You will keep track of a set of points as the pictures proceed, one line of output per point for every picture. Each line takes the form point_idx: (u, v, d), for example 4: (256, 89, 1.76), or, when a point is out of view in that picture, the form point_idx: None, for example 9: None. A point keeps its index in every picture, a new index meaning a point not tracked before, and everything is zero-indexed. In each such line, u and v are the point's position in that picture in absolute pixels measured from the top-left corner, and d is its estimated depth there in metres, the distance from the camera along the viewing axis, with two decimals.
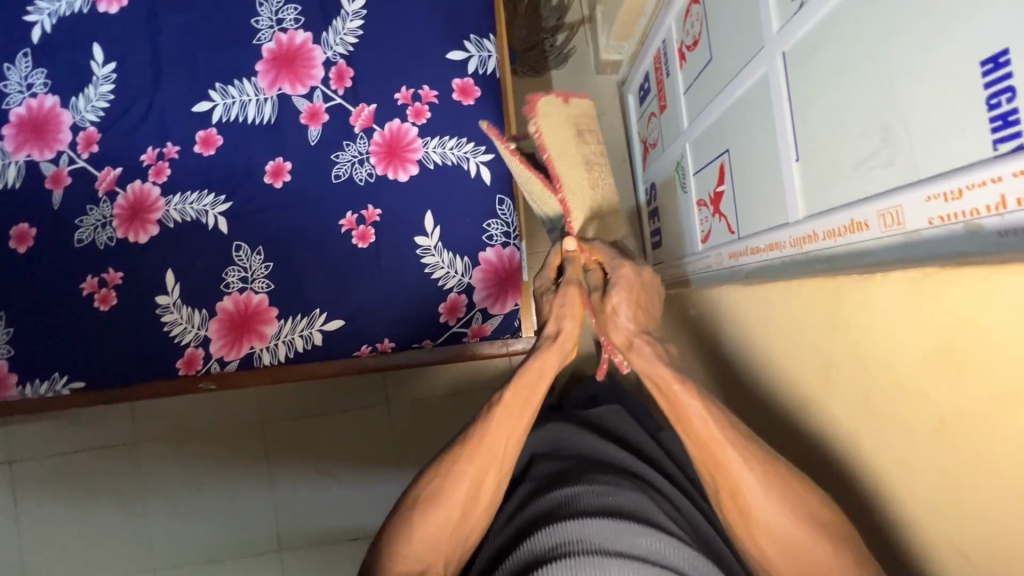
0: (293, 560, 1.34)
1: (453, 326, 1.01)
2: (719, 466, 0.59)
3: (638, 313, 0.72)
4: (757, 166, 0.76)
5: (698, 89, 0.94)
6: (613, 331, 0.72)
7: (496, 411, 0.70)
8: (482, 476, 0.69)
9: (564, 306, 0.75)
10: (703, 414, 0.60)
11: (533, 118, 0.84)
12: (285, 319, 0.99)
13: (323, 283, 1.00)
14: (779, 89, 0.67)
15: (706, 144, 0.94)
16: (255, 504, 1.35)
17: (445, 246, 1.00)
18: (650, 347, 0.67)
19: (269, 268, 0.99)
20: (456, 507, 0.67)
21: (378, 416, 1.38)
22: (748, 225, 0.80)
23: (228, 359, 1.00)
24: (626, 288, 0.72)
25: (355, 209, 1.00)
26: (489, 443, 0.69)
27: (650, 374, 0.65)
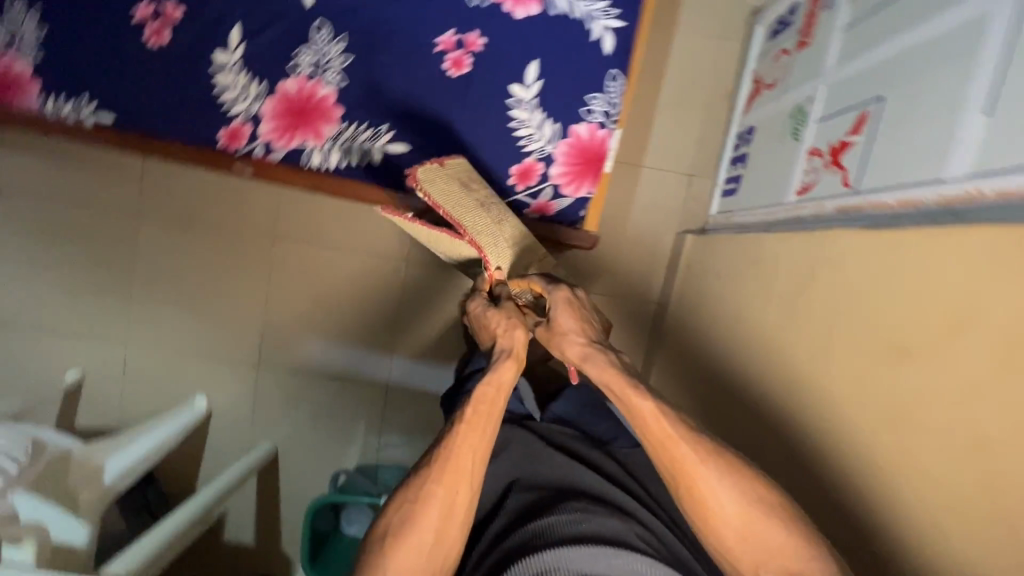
0: (267, 380, 1.33)
1: (518, 193, 0.94)
2: (679, 468, 0.68)
3: (584, 325, 0.81)
4: (920, 110, 0.69)
5: (871, 21, 0.84)
6: (566, 347, 0.79)
7: (457, 429, 0.74)
8: (452, 495, 0.70)
9: (510, 324, 0.81)
10: (654, 412, 0.71)
11: (417, 188, 0.82)
12: (348, 123, 0.90)
13: (398, 100, 0.90)
14: (994, 31, 0.60)
15: (855, 84, 0.85)
16: (244, 315, 1.31)
17: (539, 104, 0.91)
18: (604, 355, 0.76)
19: (348, 60, 0.89)
20: (428, 534, 0.68)
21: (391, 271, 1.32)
22: (875, 179, 0.75)
23: (275, 147, 0.92)
24: (569, 305, 0.81)
25: (458, 30, 0.89)
26: (455, 461, 0.72)
27: (604, 378, 0.75)
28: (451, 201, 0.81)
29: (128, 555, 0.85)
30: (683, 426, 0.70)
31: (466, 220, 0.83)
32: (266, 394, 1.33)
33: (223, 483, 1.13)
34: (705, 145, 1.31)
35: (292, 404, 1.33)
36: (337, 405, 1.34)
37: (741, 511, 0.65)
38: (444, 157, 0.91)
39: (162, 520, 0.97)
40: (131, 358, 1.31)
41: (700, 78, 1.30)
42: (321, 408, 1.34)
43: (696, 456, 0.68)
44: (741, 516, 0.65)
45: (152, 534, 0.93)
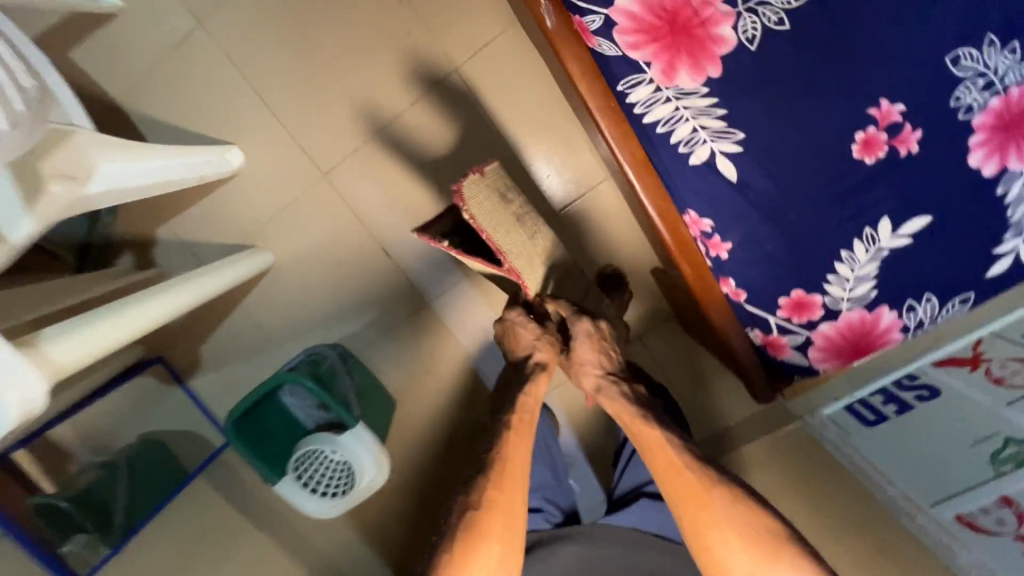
0: (318, 199, 1.05)
1: (772, 314, 0.74)
2: (685, 494, 0.73)
3: (605, 358, 0.84)
4: None
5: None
6: (585, 378, 0.84)
7: (508, 435, 0.80)
8: (511, 504, 0.76)
9: (547, 342, 0.84)
10: (661, 442, 0.77)
11: (462, 207, 0.77)
12: (709, 92, 0.63)
13: (775, 118, 0.64)
14: None
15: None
16: (354, 117, 1.01)
17: (883, 256, 0.70)
18: (620, 388, 0.82)
19: (778, 23, 0.60)
20: (497, 537, 0.73)
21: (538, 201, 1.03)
22: None
23: (609, 40, 0.64)
24: (589, 337, 0.83)
25: (909, 112, 0.63)
26: (508, 464, 0.78)
27: (620, 412, 0.82)
28: (491, 224, 0.79)
29: (90, 336, 0.62)
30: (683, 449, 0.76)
31: (505, 241, 0.81)
32: (305, 210, 1.05)
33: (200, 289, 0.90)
34: None
35: (322, 242, 1.07)
36: (364, 283, 1.10)
37: (756, 559, 0.69)
38: (480, 165, 0.88)
39: (128, 305, 0.73)
40: (195, 45, 0.97)
41: None
42: (347, 271, 1.09)
43: (700, 491, 0.73)
44: (751, 557, 0.69)
45: (109, 320, 0.68)
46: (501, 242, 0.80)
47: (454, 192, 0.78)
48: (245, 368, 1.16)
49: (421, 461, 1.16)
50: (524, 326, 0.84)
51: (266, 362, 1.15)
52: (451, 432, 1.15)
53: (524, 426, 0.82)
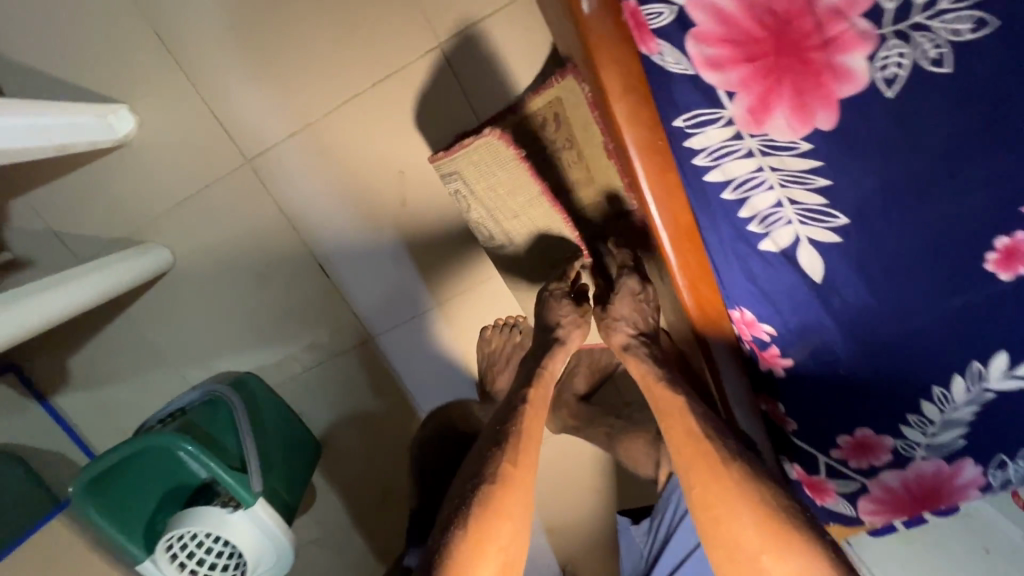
0: (241, 191, 0.78)
1: (823, 452, 0.56)
2: (693, 464, 0.54)
3: (646, 319, 0.64)
4: None
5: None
6: (614, 338, 0.64)
7: (524, 408, 0.60)
8: (520, 494, 0.56)
9: (576, 321, 0.64)
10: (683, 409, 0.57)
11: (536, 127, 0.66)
12: (806, 154, 0.43)
13: (891, 203, 0.44)
14: None
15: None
16: (297, 87, 0.73)
17: (988, 399, 0.50)
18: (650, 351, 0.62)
19: (936, 63, 0.39)
20: (513, 514, 0.54)
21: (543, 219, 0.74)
22: None
23: (672, 47, 0.43)
24: (632, 293, 0.64)
25: None
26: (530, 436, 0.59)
27: (648, 382, 0.60)
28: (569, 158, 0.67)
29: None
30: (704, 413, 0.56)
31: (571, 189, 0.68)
32: (225, 204, 0.79)
33: (66, 305, 0.65)
34: None
35: (244, 247, 0.81)
36: (295, 304, 0.85)
37: (772, 546, 0.49)
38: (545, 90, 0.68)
39: None
40: None
41: None
42: (274, 287, 0.84)
43: (713, 465, 0.53)
44: (764, 546, 0.49)
45: None
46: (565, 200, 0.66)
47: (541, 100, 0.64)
48: (132, 389, 0.90)
49: (354, 510, 0.97)
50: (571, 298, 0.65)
51: (160, 383, 0.90)
52: (391, 482, 0.96)
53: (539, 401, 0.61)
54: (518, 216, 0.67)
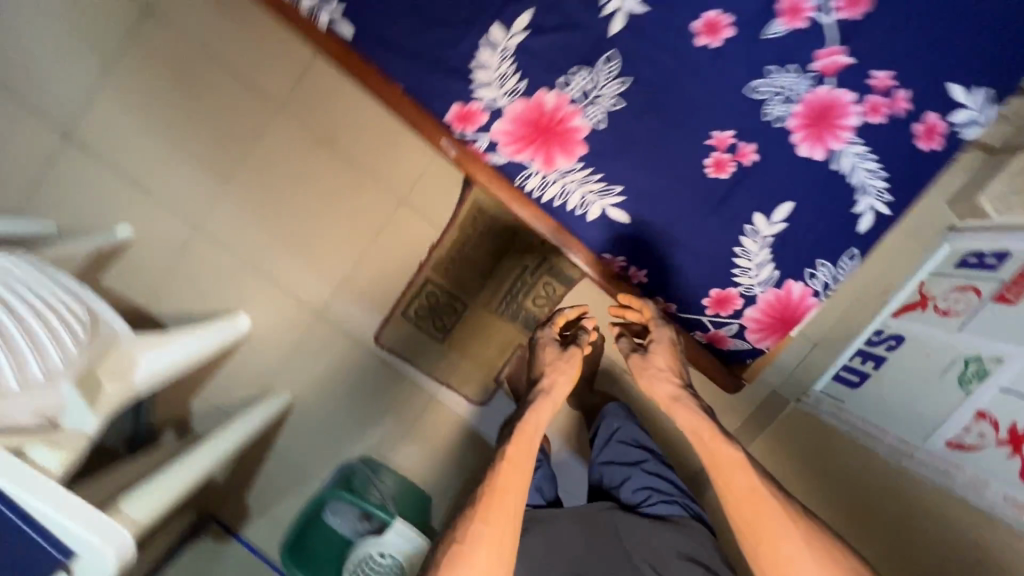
0: (321, 335, 1.21)
1: (703, 313, 0.90)
2: (759, 513, 0.66)
3: (677, 370, 0.84)
4: None
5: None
6: (657, 386, 0.81)
7: (500, 463, 0.65)
8: (499, 534, 0.59)
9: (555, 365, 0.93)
10: (737, 460, 0.70)
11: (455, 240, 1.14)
12: (585, 167, 0.83)
13: (642, 169, 0.83)
14: None
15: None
16: (332, 260, 1.18)
17: (772, 243, 0.85)
18: (696, 402, 0.79)
19: (616, 103, 0.81)
20: (499, 518, 0.60)
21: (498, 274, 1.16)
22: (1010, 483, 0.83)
23: (499, 151, 0.84)
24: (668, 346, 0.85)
25: (738, 134, 0.82)
26: (517, 457, 0.67)
27: (693, 426, 0.75)
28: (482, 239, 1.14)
29: (154, 490, 0.75)
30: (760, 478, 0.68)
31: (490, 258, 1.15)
32: (314, 348, 1.21)
33: (232, 439, 1.00)
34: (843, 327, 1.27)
35: (334, 370, 1.22)
36: (377, 395, 1.22)
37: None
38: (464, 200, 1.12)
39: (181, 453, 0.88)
40: (192, 243, 1.16)
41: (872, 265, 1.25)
42: (360, 389, 1.22)
43: (775, 510, 0.65)
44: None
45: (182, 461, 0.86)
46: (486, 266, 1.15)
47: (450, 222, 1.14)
48: (292, 502, 1.26)
49: None
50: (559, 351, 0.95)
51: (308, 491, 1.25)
52: None
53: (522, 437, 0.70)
54: (470, 289, 1.17)
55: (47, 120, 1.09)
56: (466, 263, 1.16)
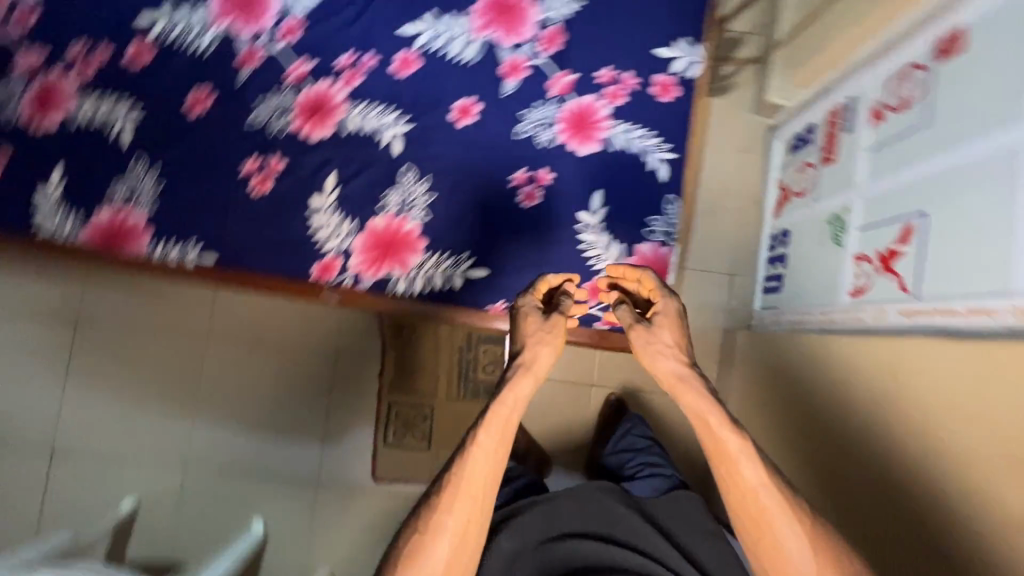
0: (329, 501, 1.29)
1: None
2: (759, 516, 0.63)
3: (682, 343, 0.75)
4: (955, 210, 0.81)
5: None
6: (658, 360, 0.73)
7: (469, 458, 0.68)
8: (465, 528, 0.66)
9: (541, 338, 0.77)
10: (745, 453, 0.65)
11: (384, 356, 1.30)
12: (432, 253, 0.99)
13: (476, 229, 0.99)
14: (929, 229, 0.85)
15: (997, 79, 0.77)
16: (306, 433, 1.29)
17: (605, 228, 1.00)
18: (701, 383, 0.70)
19: (430, 197, 0.99)
20: (462, 511, 0.66)
21: (434, 365, 1.31)
22: (883, 292, 0.93)
23: (364, 277, 0.99)
24: (668, 318, 0.76)
25: (529, 167, 1.00)
26: (487, 446, 0.68)
27: (698, 410, 0.68)
28: (405, 344, 1.30)
29: None
30: (765, 471, 0.64)
31: (420, 357, 1.31)
32: (328, 516, 1.28)
33: None
34: (742, 254, 1.39)
35: (354, 526, 1.28)
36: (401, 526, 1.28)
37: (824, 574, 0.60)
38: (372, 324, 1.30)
39: None
40: (188, 484, 1.27)
41: (731, 189, 1.41)
42: (384, 530, 1.28)
43: (776, 503, 0.63)
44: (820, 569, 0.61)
45: None
46: (422, 365, 1.31)
47: (372, 343, 1.30)
48: None
49: None
50: (540, 321, 0.78)
51: None
52: None
53: (496, 429, 0.70)
54: (418, 392, 1.31)
55: (35, 448, 1.25)
56: (403, 372, 1.30)
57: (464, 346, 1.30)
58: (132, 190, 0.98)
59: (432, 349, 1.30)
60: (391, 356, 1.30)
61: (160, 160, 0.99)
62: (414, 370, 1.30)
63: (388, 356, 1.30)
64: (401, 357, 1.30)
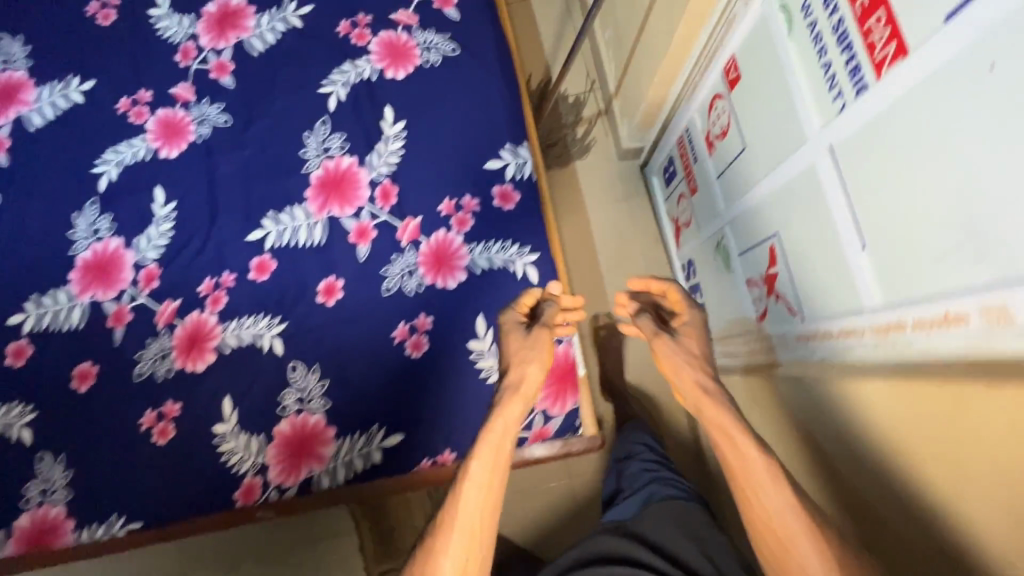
0: None
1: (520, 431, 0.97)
2: (778, 531, 0.61)
3: (703, 354, 0.81)
4: (795, 230, 0.81)
5: (754, 33, 0.82)
6: (680, 372, 0.79)
7: (463, 485, 0.67)
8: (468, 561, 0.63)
9: (530, 352, 0.83)
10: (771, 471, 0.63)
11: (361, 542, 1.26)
12: (343, 437, 0.98)
13: (379, 396, 0.99)
14: (788, 247, 0.84)
15: (774, 106, 0.79)
16: None
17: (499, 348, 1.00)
18: (722, 394, 0.74)
19: (324, 384, 1.00)
20: (461, 547, 0.63)
21: (409, 531, 1.26)
22: (780, 319, 0.90)
23: (287, 484, 0.97)
24: (694, 336, 0.83)
25: (407, 319, 1.01)
26: (481, 475, 0.68)
27: (714, 423, 0.70)
28: (376, 519, 1.27)
29: None
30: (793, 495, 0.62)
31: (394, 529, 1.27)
32: None
33: None
34: None
35: None
36: None
37: None
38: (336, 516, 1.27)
39: None
40: None
41: (629, 235, 1.42)
42: None
43: (800, 522, 0.60)
44: None
45: None
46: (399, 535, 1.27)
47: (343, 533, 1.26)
48: None
49: None
50: (528, 335, 0.84)
51: None
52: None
53: (501, 452, 0.70)
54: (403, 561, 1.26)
55: None
56: (384, 548, 1.26)
57: (431, 503, 1.26)
58: (45, 486, 0.98)
59: (404, 514, 1.27)
60: (367, 537, 1.27)
61: (64, 448, 1.00)
62: (393, 542, 1.26)
63: (364, 541, 1.27)
64: (377, 534, 1.27)
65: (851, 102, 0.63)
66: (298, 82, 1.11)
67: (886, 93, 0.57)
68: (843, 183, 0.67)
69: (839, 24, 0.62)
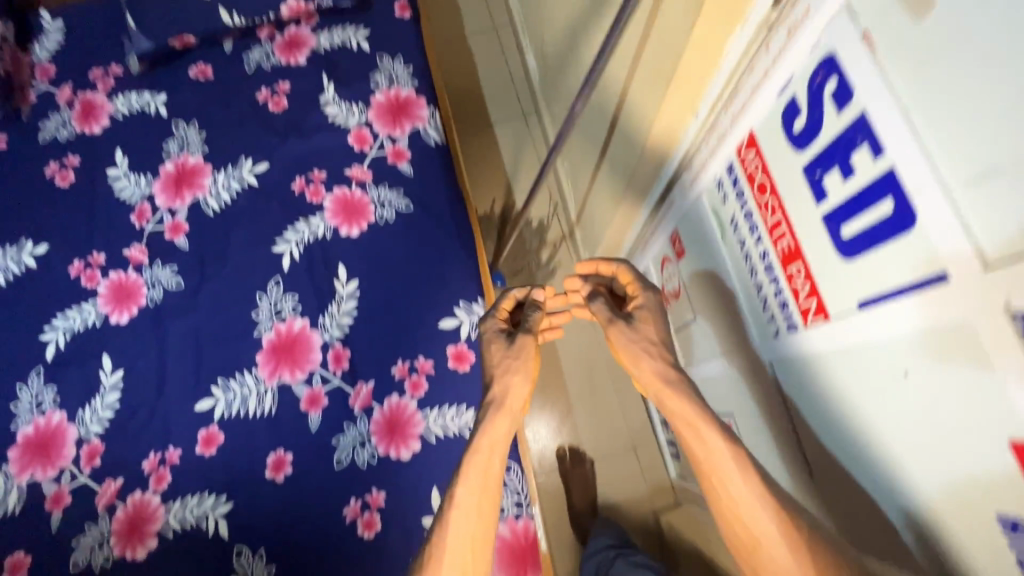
0: None
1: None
2: (751, 528, 0.57)
3: (664, 340, 0.73)
4: (748, 423, 0.78)
5: (689, 220, 0.81)
6: (640, 365, 0.71)
7: (444, 515, 0.69)
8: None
9: (513, 362, 0.80)
10: (733, 467, 0.60)
11: None
12: None
13: None
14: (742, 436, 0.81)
15: (716, 296, 0.78)
16: None
17: None
18: (683, 387, 0.67)
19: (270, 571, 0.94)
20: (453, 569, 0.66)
21: None
22: None
23: None
24: (653, 317, 0.74)
25: (359, 495, 0.97)
26: (466, 503, 0.69)
27: (678, 417, 0.65)
28: None
29: None
30: (759, 485, 0.59)
31: None
32: None
33: None
34: (631, 416, 1.39)
35: None
36: None
37: None
38: None
39: None
40: None
41: (597, 361, 1.42)
42: None
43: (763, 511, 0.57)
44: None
45: None
46: None
47: None
48: None
49: None
50: (503, 348, 0.82)
51: None
52: None
53: (490, 477, 0.71)
54: None
55: None
56: None
57: None
58: None
59: None
60: None
61: None
62: None
63: None
64: None
65: (785, 334, 0.61)
66: (251, 241, 1.11)
67: (814, 343, 0.56)
68: (782, 398, 0.66)
69: (764, 256, 0.61)
